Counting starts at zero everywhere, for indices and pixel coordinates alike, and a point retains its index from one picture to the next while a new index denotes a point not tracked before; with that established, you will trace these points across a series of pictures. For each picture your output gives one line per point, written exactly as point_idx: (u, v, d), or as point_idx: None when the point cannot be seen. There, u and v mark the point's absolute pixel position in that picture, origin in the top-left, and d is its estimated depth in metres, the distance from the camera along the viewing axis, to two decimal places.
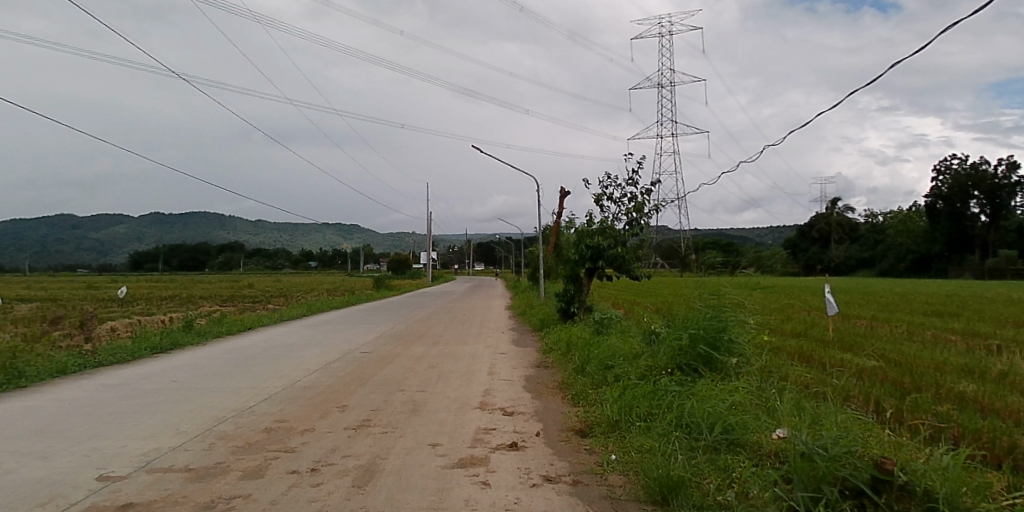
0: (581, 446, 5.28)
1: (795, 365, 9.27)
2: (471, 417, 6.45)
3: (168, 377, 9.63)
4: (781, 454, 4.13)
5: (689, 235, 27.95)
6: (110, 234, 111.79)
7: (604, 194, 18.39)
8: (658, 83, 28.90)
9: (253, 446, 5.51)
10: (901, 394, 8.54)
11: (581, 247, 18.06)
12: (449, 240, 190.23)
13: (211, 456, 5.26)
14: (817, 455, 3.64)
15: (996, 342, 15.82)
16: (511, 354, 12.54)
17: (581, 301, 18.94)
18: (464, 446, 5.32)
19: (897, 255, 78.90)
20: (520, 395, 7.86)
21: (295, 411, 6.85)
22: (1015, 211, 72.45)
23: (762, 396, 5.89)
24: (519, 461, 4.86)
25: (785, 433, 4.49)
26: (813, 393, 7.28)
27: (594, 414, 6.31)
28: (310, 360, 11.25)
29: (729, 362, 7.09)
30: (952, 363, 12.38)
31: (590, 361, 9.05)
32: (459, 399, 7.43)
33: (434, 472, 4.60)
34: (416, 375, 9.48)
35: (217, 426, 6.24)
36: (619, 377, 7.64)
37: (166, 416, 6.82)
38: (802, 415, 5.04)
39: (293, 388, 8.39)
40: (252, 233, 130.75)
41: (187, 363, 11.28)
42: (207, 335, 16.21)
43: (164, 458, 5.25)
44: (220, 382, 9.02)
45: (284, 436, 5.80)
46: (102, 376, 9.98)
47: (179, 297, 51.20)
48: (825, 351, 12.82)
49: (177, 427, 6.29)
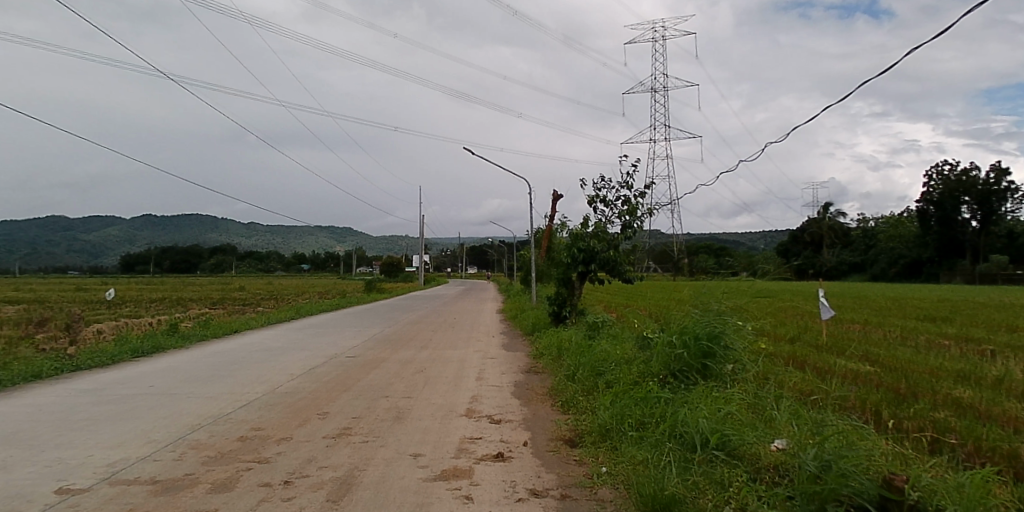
0: (570, 456, 5.05)
1: (791, 371, 9.09)
2: (457, 425, 6.21)
3: (146, 382, 9.28)
4: (780, 468, 3.92)
5: (682, 239, 27.89)
6: (101, 237, 110.79)
7: (598, 197, 18.24)
8: (653, 89, 29.24)
9: (225, 456, 5.23)
10: (897, 400, 8.40)
11: (574, 250, 17.81)
12: (443, 243, 190.41)
13: (180, 467, 4.97)
14: (823, 471, 3.44)
15: (990, 347, 15.81)
16: (502, 359, 12.23)
17: (573, 305, 18.68)
18: (448, 457, 5.08)
19: (891, 259, 79.16)
20: (508, 402, 7.62)
21: (274, 419, 6.57)
22: (1005, 217, 73.23)
23: (760, 404, 5.67)
24: (505, 473, 4.62)
25: (786, 446, 4.25)
26: (811, 401, 7.08)
27: (584, 422, 6.09)
28: (293, 365, 10.95)
29: (724, 370, 6.87)
30: (946, 368, 12.32)
31: (581, 366, 8.81)
32: (445, 406, 7.18)
33: (414, 486, 4.36)
34: (403, 381, 9.20)
35: (189, 435, 5.94)
36: (611, 385, 7.42)
37: (138, 424, 6.50)
38: (801, 425, 4.86)
39: (275, 393, 8.10)
40: (245, 236, 130.04)
41: (167, 367, 10.92)
42: (191, 339, 15.78)
43: (129, 469, 4.95)
44: (198, 388, 8.70)
45: (259, 445, 5.52)
46: (78, 381, 9.62)
47: (167, 300, 50.51)
48: (820, 356, 12.68)
49: (150, 435, 5.99)
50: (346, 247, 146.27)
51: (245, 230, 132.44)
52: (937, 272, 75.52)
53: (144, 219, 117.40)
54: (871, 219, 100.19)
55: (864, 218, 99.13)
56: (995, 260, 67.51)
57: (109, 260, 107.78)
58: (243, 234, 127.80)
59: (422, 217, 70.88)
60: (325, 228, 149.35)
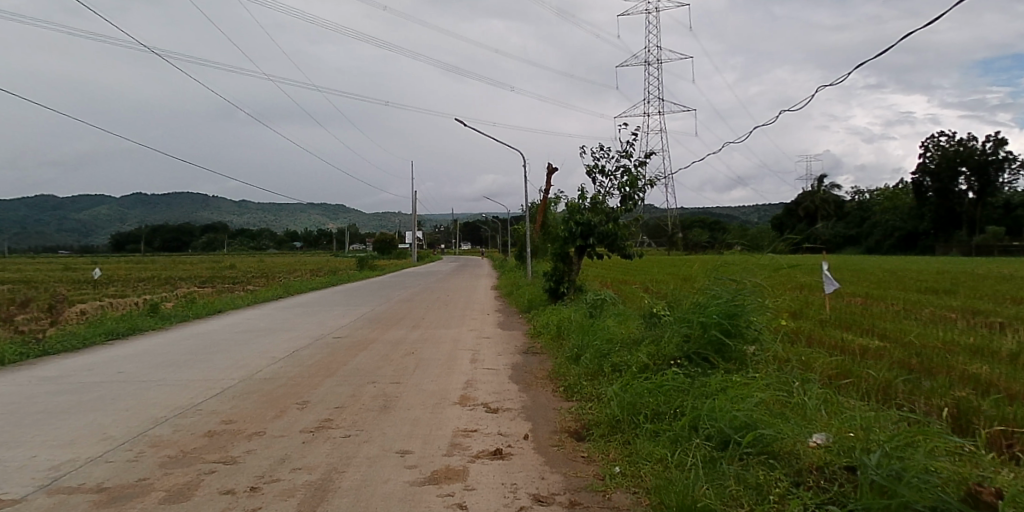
0: (578, 453, 4.47)
1: (810, 350, 8.54)
2: (450, 415, 5.62)
3: (115, 367, 8.64)
4: (829, 470, 3.33)
5: (677, 213, 27.43)
6: (90, 216, 109.04)
7: (596, 168, 17.51)
8: (648, 61, 28.56)
9: (187, 456, 4.62)
10: (915, 378, 7.96)
11: (571, 224, 17.15)
12: (435, 220, 188.97)
13: (134, 471, 4.36)
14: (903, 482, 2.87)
15: (997, 320, 15.43)
16: (497, 339, 11.66)
17: (571, 281, 18.12)
18: (439, 454, 4.49)
19: (886, 231, 78.06)
20: (505, 387, 7.06)
21: (248, 409, 5.97)
22: (1000, 188, 73.59)
23: (787, 389, 5.11)
24: (503, 475, 4.04)
25: (828, 444, 3.68)
26: (835, 386, 6.57)
27: (592, 411, 5.53)
28: (276, 347, 10.34)
29: (744, 352, 6.29)
30: (958, 342, 11.91)
31: (586, 348, 8.25)
32: (437, 393, 6.61)
33: (399, 492, 3.76)
34: (392, 364, 8.63)
35: (151, 430, 5.32)
36: (619, 368, 6.89)
37: (97, 417, 5.87)
38: (842, 418, 4.30)
39: (254, 380, 7.51)
40: (236, 214, 128.37)
41: (141, 351, 10.28)
42: (172, 320, 15.13)
43: (76, 473, 4.34)
44: (172, 374, 8.09)
45: (227, 442, 4.91)
46: (42, 367, 8.97)
47: (157, 279, 49.37)
48: (828, 332, 12.22)
49: (106, 431, 5.36)
50: (337, 224, 144.36)
51: (235, 208, 130.62)
52: (932, 245, 75.42)
53: (132, 197, 115.24)
54: (866, 191, 99.62)
55: (858, 192, 98.95)
56: (989, 232, 67.94)
57: (99, 238, 106.09)
58: (234, 212, 126.15)
59: (414, 193, 69.49)
60: (317, 206, 148.02)
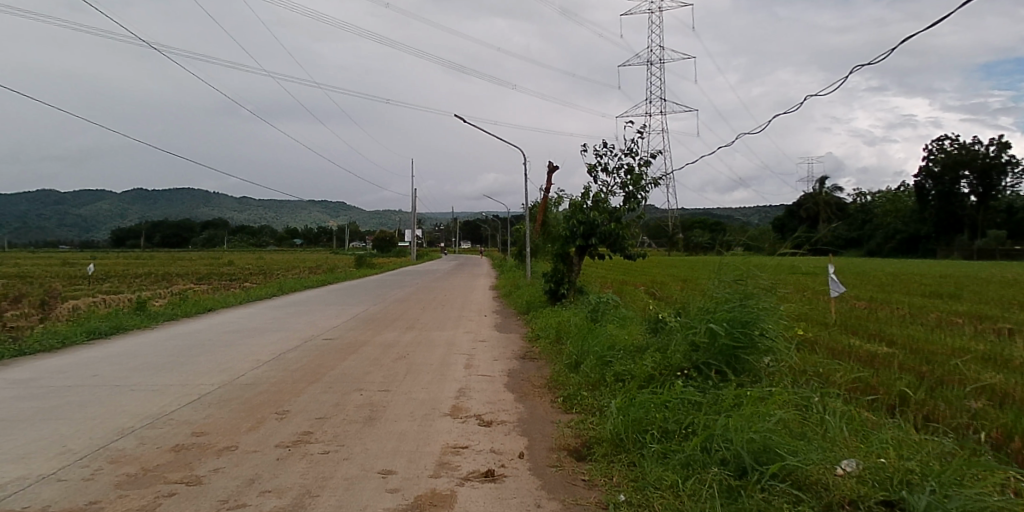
0: (578, 476, 4.05)
1: (823, 359, 8.11)
2: (439, 428, 5.21)
3: (90, 370, 8.21)
4: (864, 505, 2.93)
5: (678, 213, 27.07)
6: (90, 211, 108.63)
7: (599, 165, 17.04)
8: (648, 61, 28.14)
9: (148, 474, 4.20)
10: (932, 389, 7.53)
11: (571, 223, 16.73)
12: (436, 218, 188.78)
13: (86, 492, 3.93)
14: None
15: (1007, 326, 15.01)
16: (492, 343, 11.24)
17: (571, 282, 17.70)
18: (425, 475, 4.07)
19: (887, 234, 77.81)
20: (500, 397, 6.64)
21: (224, 419, 5.56)
22: (1003, 191, 73.20)
23: (805, 405, 4.70)
24: (495, 501, 3.62)
25: (860, 473, 3.27)
26: (851, 399, 6.16)
27: (593, 426, 5.13)
28: (262, 349, 9.94)
29: (756, 362, 5.88)
30: (970, 349, 11.53)
31: (586, 355, 7.83)
32: (427, 403, 6.19)
33: None
34: (381, 369, 8.21)
35: (114, 442, 4.89)
36: (622, 378, 6.49)
37: (58, 427, 5.45)
38: (869, 442, 3.90)
39: (234, 386, 7.09)
40: (235, 210, 127.93)
41: (121, 352, 9.84)
42: (159, 319, 14.66)
43: (22, 494, 3.91)
44: (149, 378, 7.67)
45: (195, 459, 4.49)
46: (14, 368, 8.55)
47: (154, 275, 48.83)
48: (835, 337, 11.83)
49: (66, 443, 4.95)
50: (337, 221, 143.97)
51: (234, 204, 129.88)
52: (934, 248, 75.18)
53: (132, 193, 114.80)
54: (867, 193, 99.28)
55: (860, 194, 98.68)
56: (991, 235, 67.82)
57: (98, 233, 105.63)
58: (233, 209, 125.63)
59: (413, 191, 69.04)
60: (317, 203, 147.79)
